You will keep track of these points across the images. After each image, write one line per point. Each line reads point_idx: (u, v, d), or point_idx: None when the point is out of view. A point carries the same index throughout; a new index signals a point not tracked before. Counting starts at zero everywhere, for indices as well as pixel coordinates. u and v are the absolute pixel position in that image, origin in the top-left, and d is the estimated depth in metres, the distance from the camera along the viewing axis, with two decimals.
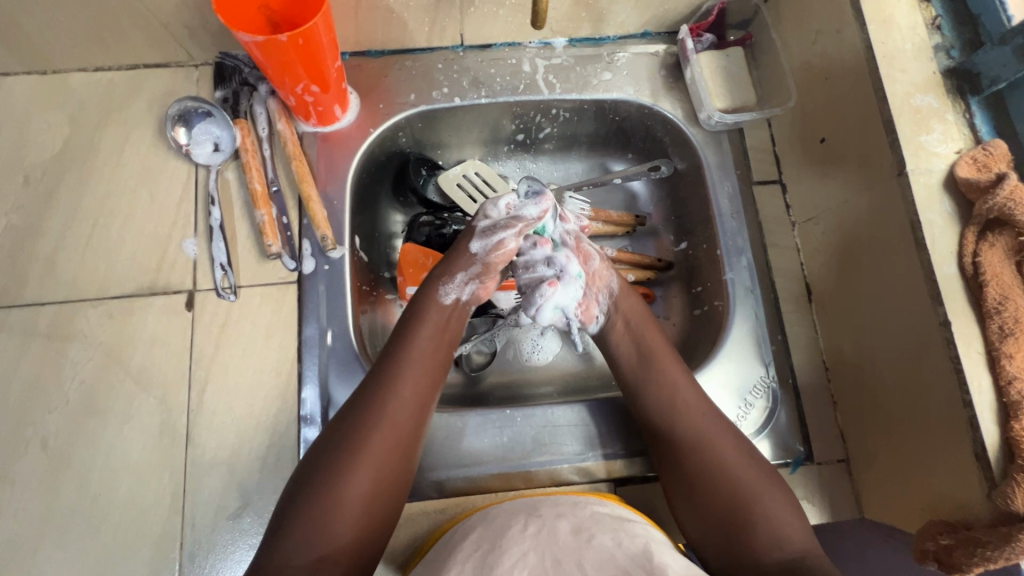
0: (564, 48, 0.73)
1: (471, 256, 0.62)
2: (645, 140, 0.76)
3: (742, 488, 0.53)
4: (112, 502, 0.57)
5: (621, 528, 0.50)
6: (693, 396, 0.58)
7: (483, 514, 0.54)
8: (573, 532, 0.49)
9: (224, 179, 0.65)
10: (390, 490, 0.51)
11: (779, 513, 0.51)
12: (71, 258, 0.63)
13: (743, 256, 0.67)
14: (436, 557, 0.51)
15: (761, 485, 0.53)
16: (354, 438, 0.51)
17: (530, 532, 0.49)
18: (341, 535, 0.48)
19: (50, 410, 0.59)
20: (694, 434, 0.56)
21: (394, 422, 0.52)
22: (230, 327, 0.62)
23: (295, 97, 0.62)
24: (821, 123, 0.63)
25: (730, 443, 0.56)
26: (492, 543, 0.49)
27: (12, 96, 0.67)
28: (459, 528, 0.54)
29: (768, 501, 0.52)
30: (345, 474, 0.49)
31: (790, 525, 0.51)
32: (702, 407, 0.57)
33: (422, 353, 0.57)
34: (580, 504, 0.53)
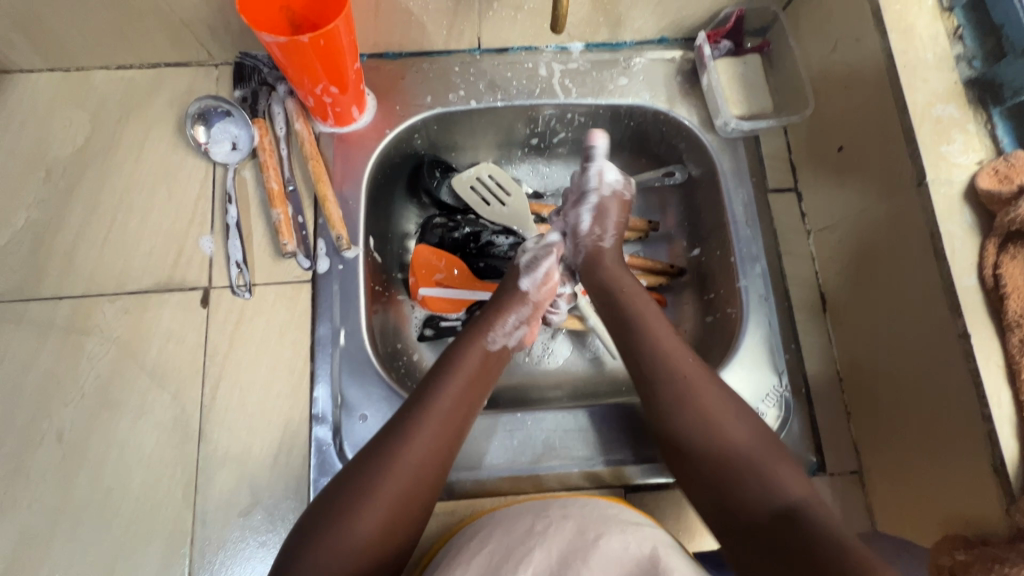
0: (581, 53, 0.73)
1: (524, 294, 0.64)
2: (660, 146, 0.76)
3: (733, 437, 0.51)
4: (124, 496, 0.57)
5: (630, 530, 0.50)
6: (679, 345, 0.58)
7: (492, 515, 0.54)
8: (579, 533, 0.49)
9: (242, 178, 0.66)
10: (408, 526, 0.49)
11: (773, 460, 0.49)
12: (90, 253, 0.64)
13: (758, 263, 0.67)
14: (444, 557, 0.51)
15: (754, 436, 0.51)
16: (378, 472, 0.49)
17: (535, 530, 0.50)
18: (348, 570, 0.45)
19: (66, 403, 0.59)
20: (682, 383, 0.54)
21: (420, 460, 0.50)
22: (244, 324, 0.62)
23: (314, 98, 0.62)
24: (839, 132, 0.62)
25: (721, 395, 0.54)
26: (498, 543, 0.49)
27: (36, 92, 0.68)
28: (468, 528, 0.54)
29: (762, 449, 0.50)
30: (362, 506, 0.47)
31: (787, 475, 0.48)
32: (687, 358, 0.56)
33: (456, 396, 0.55)
34: (588, 505, 0.53)
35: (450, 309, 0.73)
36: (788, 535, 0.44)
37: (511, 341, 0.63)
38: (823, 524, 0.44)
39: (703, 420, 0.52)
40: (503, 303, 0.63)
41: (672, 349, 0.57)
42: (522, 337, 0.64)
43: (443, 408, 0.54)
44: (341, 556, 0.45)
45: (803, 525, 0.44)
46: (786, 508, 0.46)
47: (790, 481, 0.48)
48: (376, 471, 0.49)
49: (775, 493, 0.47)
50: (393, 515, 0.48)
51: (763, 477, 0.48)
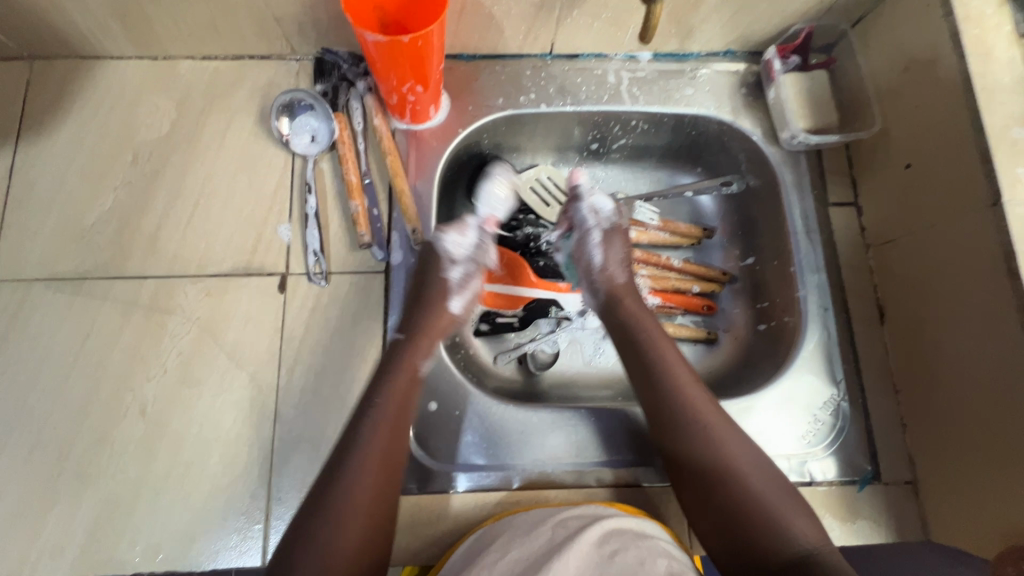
0: (648, 62, 0.75)
1: (452, 317, 0.63)
2: (719, 156, 0.78)
3: (752, 481, 0.53)
4: (203, 470, 0.59)
5: (645, 546, 0.51)
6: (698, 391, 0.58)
7: (507, 521, 0.56)
8: (596, 543, 0.50)
9: (320, 170, 0.68)
10: (382, 534, 0.52)
11: (789, 509, 0.52)
12: (173, 235, 0.66)
13: (817, 274, 0.68)
14: (470, 555, 0.53)
15: (771, 483, 0.53)
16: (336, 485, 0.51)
17: (556, 539, 0.51)
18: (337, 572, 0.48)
19: (149, 378, 0.61)
20: (701, 429, 0.56)
21: (375, 473, 0.52)
22: (319, 310, 0.64)
23: (398, 95, 0.65)
24: (906, 150, 0.63)
25: (739, 442, 0.55)
26: (521, 549, 0.51)
27: (125, 79, 0.70)
28: (490, 529, 0.56)
29: (777, 497, 0.53)
30: (343, 516, 0.50)
31: (801, 524, 0.51)
32: (706, 403, 0.57)
33: (400, 404, 0.56)
34: (602, 515, 0.55)
35: (505, 306, 0.75)
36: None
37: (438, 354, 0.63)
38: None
39: (721, 469, 0.54)
40: (429, 329, 0.61)
41: (688, 395, 0.58)
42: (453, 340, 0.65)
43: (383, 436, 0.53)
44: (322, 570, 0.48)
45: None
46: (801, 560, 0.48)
47: (805, 531, 0.50)
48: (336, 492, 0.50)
49: (792, 544, 0.50)
50: (365, 529, 0.50)
51: (777, 527, 0.51)
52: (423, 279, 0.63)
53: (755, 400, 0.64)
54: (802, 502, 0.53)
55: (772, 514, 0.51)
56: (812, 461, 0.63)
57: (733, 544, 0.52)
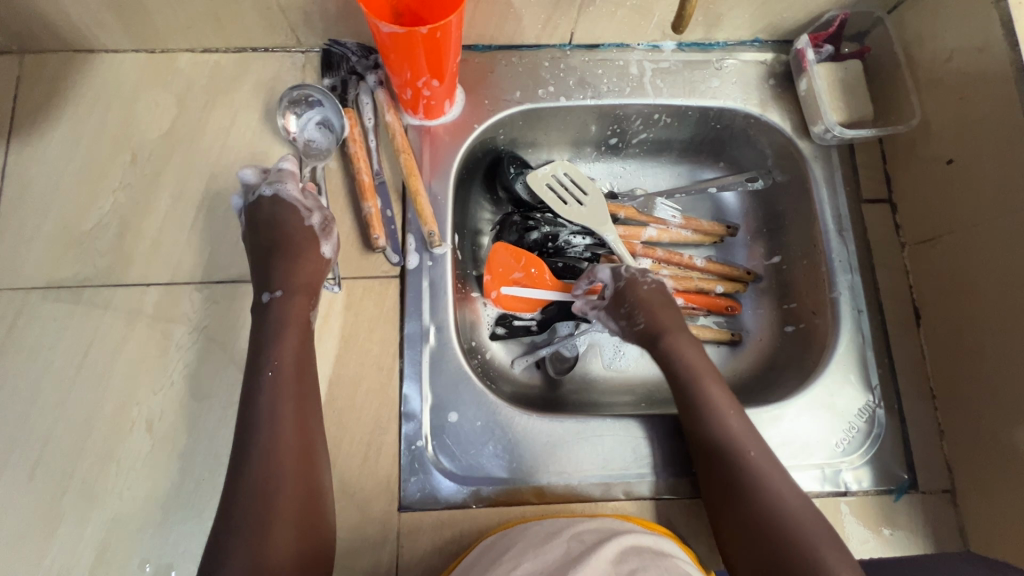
0: (672, 52, 0.71)
1: (324, 262, 0.59)
2: (744, 150, 0.75)
3: (799, 526, 0.50)
4: (214, 487, 0.57)
5: (665, 566, 0.48)
6: (744, 427, 0.56)
7: (520, 530, 0.54)
8: (613, 562, 0.48)
9: (330, 169, 0.65)
10: (318, 539, 0.49)
11: (836, 559, 0.48)
12: (177, 240, 0.63)
13: (850, 274, 0.66)
14: (480, 564, 0.51)
15: (820, 528, 0.50)
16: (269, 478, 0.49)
17: (572, 556, 0.49)
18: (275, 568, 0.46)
19: (156, 390, 0.59)
20: (748, 465, 0.54)
21: (292, 474, 0.50)
22: (333, 318, 0.61)
23: (412, 89, 0.61)
24: (948, 144, 0.60)
25: (787, 483, 0.53)
26: (536, 562, 0.49)
27: (121, 73, 0.67)
28: (501, 538, 0.54)
29: (826, 543, 0.49)
30: (269, 509, 0.48)
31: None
32: (754, 439, 0.55)
33: (293, 397, 0.53)
34: (620, 531, 0.53)
35: (524, 309, 0.73)
36: None
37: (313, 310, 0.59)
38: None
39: (766, 508, 0.51)
40: (304, 280, 0.58)
41: (734, 430, 0.56)
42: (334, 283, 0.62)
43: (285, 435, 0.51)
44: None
45: None
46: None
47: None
48: (259, 492, 0.49)
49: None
50: (300, 533, 0.48)
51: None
52: (286, 235, 0.58)
53: (787, 408, 0.62)
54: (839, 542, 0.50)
55: (813, 560, 0.48)
56: (847, 470, 0.60)
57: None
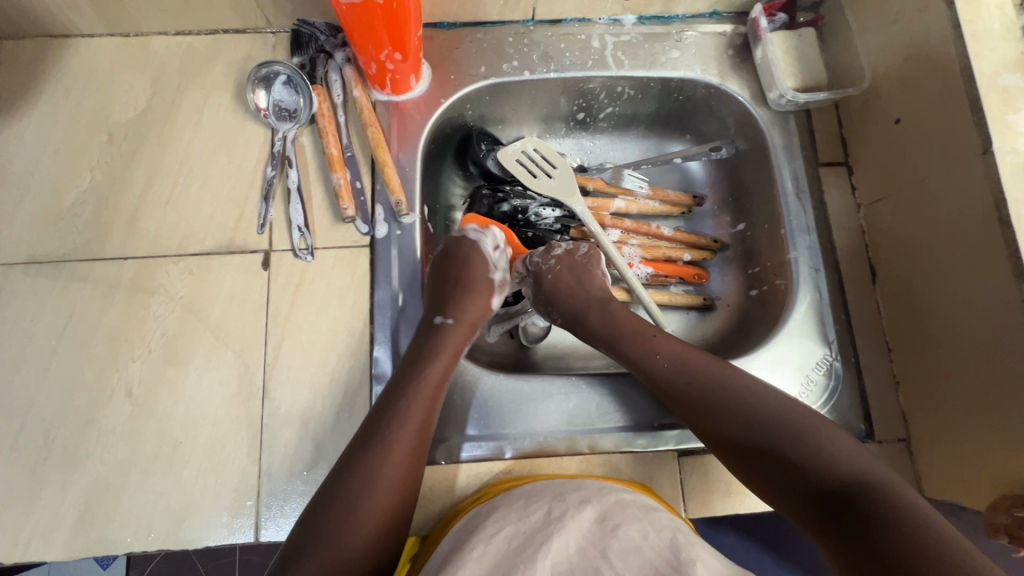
0: (633, 26, 0.73)
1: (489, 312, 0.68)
2: (708, 121, 0.77)
3: (771, 412, 0.54)
4: (192, 449, 0.59)
5: (646, 518, 0.52)
6: (686, 349, 0.60)
7: (504, 497, 0.55)
8: (597, 520, 0.51)
9: (300, 144, 0.67)
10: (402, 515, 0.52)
11: (814, 427, 0.52)
12: (153, 215, 0.65)
13: (808, 236, 0.68)
14: (466, 529, 0.53)
15: (789, 406, 0.54)
16: (376, 457, 0.52)
17: (553, 515, 0.52)
18: (357, 547, 0.49)
19: (134, 359, 0.61)
20: (702, 382, 0.57)
21: (404, 459, 0.53)
22: (305, 286, 0.63)
23: (377, 63, 0.63)
24: (896, 104, 0.62)
25: (739, 379, 0.57)
26: (518, 525, 0.51)
27: (96, 57, 0.69)
28: (487, 505, 0.55)
29: (801, 418, 0.53)
30: (369, 492, 0.50)
31: (834, 440, 0.51)
32: (698, 356, 0.59)
33: (427, 398, 0.56)
34: (602, 488, 0.56)
35: None
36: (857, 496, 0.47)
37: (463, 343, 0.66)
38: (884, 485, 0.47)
39: (734, 413, 0.55)
40: (469, 316, 0.63)
41: (683, 357, 0.59)
42: None
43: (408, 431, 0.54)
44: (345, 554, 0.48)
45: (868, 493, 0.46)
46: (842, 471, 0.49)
47: (837, 444, 0.51)
48: (366, 478, 0.51)
49: (830, 459, 0.50)
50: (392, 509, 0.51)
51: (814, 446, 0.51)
52: (470, 277, 0.66)
53: (745, 364, 0.64)
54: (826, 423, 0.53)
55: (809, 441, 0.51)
56: None
57: (781, 478, 0.51)
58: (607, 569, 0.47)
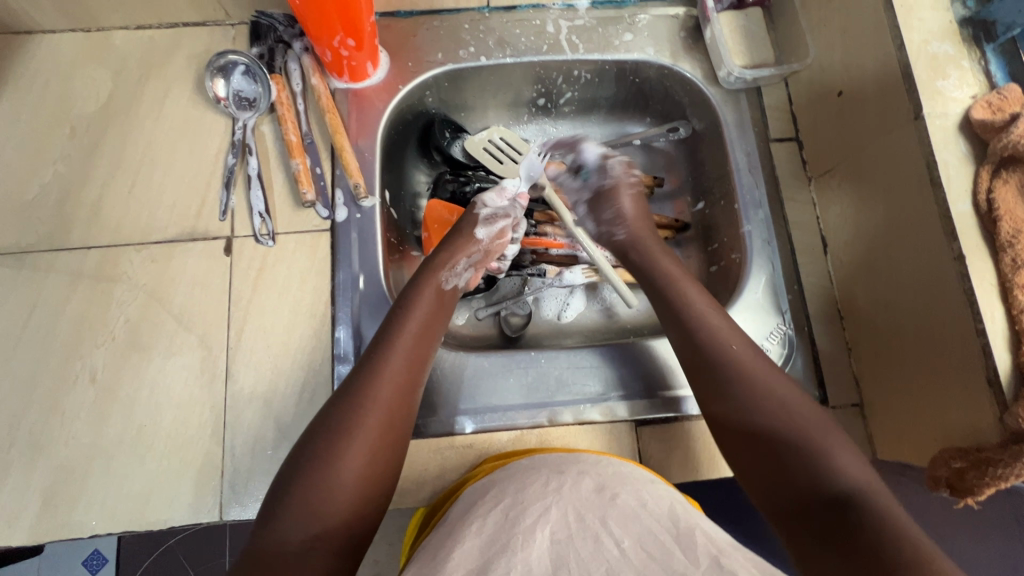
0: (587, 10, 0.75)
1: (478, 242, 0.67)
2: (665, 103, 0.79)
3: (788, 414, 0.50)
4: (157, 431, 0.60)
5: (644, 488, 0.51)
6: (727, 329, 0.57)
7: (505, 471, 0.55)
8: (597, 489, 0.50)
9: (261, 132, 0.68)
10: (383, 480, 0.50)
11: (832, 443, 0.47)
12: (115, 205, 0.66)
13: (761, 209, 0.69)
14: (467, 508, 0.52)
15: (813, 416, 0.49)
16: (374, 376, 0.53)
17: (551, 486, 0.50)
18: (349, 474, 0.48)
19: (97, 345, 0.61)
20: (734, 366, 0.54)
21: (382, 407, 0.51)
22: (267, 270, 0.64)
23: (331, 51, 0.64)
24: (838, 77, 0.64)
25: (776, 378, 0.53)
26: (514, 497, 0.50)
27: (57, 52, 0.70)
28: (492, 484, 0.54)
29: (820, 432, 0.48)
30: (343, 446, 0.48)
31: (848, 462, 0.46)
32: (739, 339, 0.56)
33: (413, 346, 0.56)
34: (602, 463, 0.55)
35: None
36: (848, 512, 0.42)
37: (462, 281, 0.66)
38: (881, 514, 0.41)
39: (756, 407, 0.51)
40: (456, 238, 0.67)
41: (712, 330, 0.57)
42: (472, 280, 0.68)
43: (392, 374, 0.53)
44: (311, 508, 0.45)
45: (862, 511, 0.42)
46: (842, 493, 0.44)
47: (851, 467, 0.45)
48: (339, 426, 0.49)
49: (834, 478, 0.45)
50: (367, 466, 0.49)
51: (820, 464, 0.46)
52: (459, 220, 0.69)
53: None
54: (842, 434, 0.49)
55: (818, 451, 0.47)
56: None
57: (773, 483, 0.47)
58: (607, 538, 0.45)
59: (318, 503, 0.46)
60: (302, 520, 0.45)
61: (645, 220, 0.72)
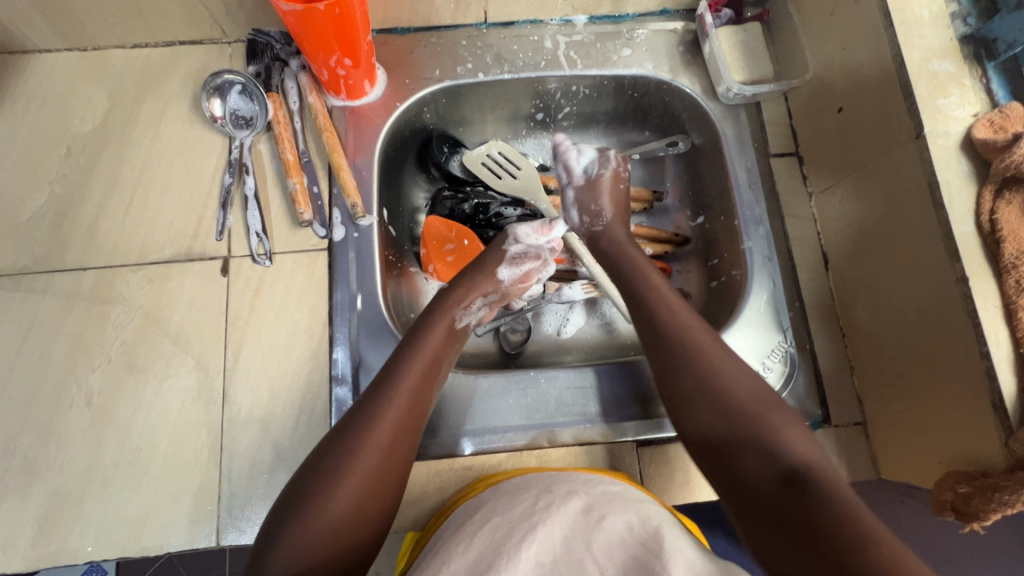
0: (585, 26, 0.75)
1: (496, 284, 0.66)
2: (664, 117, 0.78)
3: (741, 403, 0.50)
4: (153, 455, 0.59)
5: (633, 509, 0.50)
6: (687, 314, 0.58)
7: (492, 492, 0.55)
8: (584, 512, 0.49)
9: (258, 151, 0.67)
10: (385, 503, 0.49)
11: (781, 424, 0.49)
12: (111, 226, 0.65)
13: (761, 225, 0.69)
14: (454, 527, 0.51)
15: (764, 398, 0.51)
16: (373, 418, 0.51)
17: (539, 506, 0.50)
18: (342, 517, 0.46)
19: (93, 368, 0.61)
20: (688, 347, 0.55)
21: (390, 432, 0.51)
22: (264, 291, 0.64)
23: (328, 70, 0.64)
24: (838, 93, 0.64)
25: (737, 365, 0.53)
26: (503, 518, 0.49)
27: (54, 72, 0.69)
28: (479, 504, 0.53)
29: (767, 411, 0.50)
30: (347, 470, 0.48)
31: (798, 440, 0.47)
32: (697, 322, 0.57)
33: (424, 371, 0.56)
34: (591, 484, 0.54)
35: None
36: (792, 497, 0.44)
37: (473, 320, 0.65)
38: (830, 489, 0.43)
39: (711, 390, 0.52)
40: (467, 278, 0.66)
41: (670, 312, 0.57)
42: (481, 318, 0.67)
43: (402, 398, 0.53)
44: (314, 533, 0.45)
45: (807, 493, 0.43)
46: (793, 469, 0.45)
47: (800, 444, 0.47)
48: (345, 450, 0.49)
49: (784, 454, 0.46)
50: (370, 489, 0.48)
51: (772, 444, 0.47)
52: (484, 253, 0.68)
53: None
54: (794, 415, 0.50)
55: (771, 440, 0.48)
56: None
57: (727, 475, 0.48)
58: (592, 562, 0.44)
59: (307, 543, 0.44)
60: (292, 561, 0.44)
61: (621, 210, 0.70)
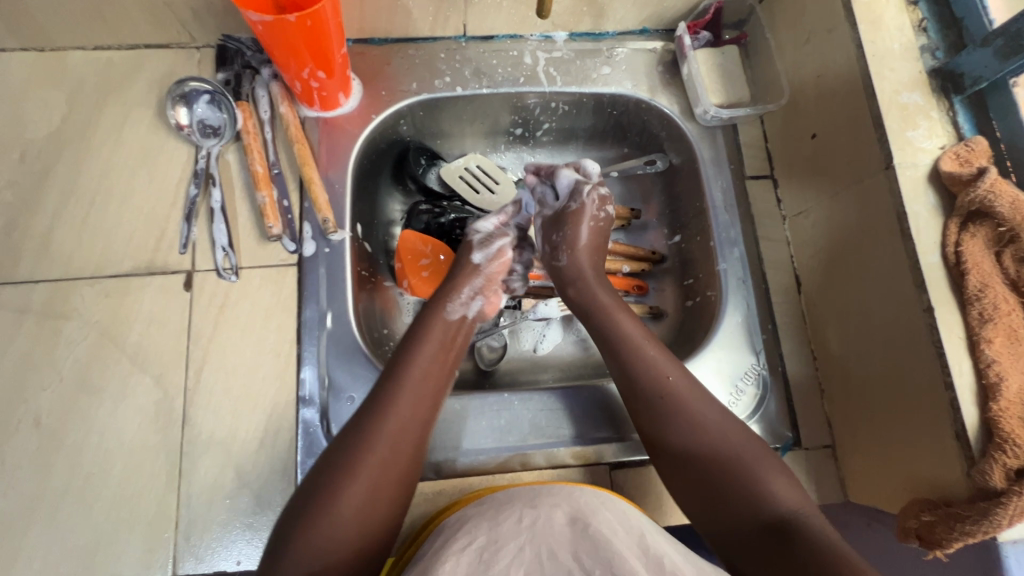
0: (565, 42, 0.74)
1: (475, 267, 0.64)
2: (642, 135, 0.78)
3: (716, 440, 0.52)
4: (107, 480, 0.56)
5: (617, 517, 0.50)
6: (658, 353, 0.57)
7: (479, 505, 0.52)
8: (569, 523, 0.48)
9: (225, 161, 0.65)
10: (395, 496, 0.50)
11: (765, 470, 0.50)
12: (67, 236, 0.62)
13: (736, 247, 0.69)
14: (438, 541, 0.49)
15: (747, 447, 0.52)
16: (382, 403, 0.52)
17: (524, 523, 0.48)
18: (350, 515, 0.47)
19: (43, 388, 0.58)
20: (637, 359, 0.57)
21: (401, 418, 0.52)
22: (229, 308, 0.62)
23: (301, 82, 0.62)
24: (812, 120, 0.65)
25: (708, 405, 0.54)
26: (489, 534, 0.48)
27: (9, 72, 0.66)
28: (466, 516, 0.51)
29: (756, 457, 0.51)
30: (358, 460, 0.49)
31: (781, 486, 0.49)
32: (676, 371, 0.56)
33: (432, 359, 0.57)
34: (575, 493, 0.52)
35: None
36: (785, 543, 0.45)
37: (471, 312, 0.63)
38: (823, 537, 0.45)
39: (689, 427, 0.53)
40: (451, 277, 0.64)
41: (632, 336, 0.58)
42: (481, 311, 0.64)
43: (413, 385, 0.54)
44: (327, 534, 0.46)
45: (795, 540, 0.45)
46: (778, 520, 0.47)
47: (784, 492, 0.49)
48: (358, 444, 0.50)
49: (767, 505, 0.48)
50: (379, 480, 0.49)
51: (761, 499, 0.48)
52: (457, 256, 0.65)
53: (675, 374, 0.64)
54: (782, 464, 0.51)
55: (760, 489, 0.49)
56: None
57: (717, 516, 0.50)
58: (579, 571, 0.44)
59: (319, 542, 0.45)
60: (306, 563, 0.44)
61: (598, 251, 0.66)
